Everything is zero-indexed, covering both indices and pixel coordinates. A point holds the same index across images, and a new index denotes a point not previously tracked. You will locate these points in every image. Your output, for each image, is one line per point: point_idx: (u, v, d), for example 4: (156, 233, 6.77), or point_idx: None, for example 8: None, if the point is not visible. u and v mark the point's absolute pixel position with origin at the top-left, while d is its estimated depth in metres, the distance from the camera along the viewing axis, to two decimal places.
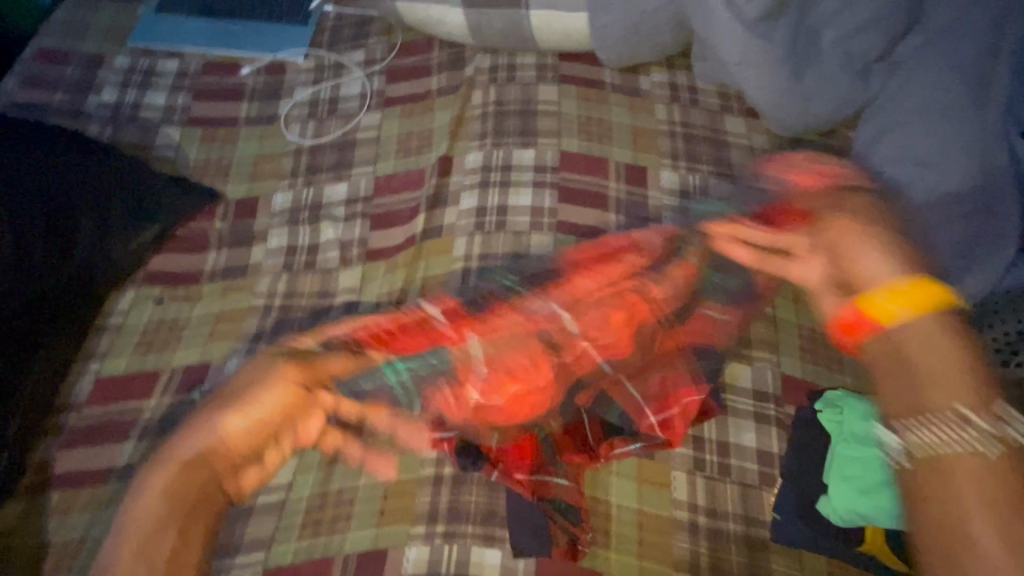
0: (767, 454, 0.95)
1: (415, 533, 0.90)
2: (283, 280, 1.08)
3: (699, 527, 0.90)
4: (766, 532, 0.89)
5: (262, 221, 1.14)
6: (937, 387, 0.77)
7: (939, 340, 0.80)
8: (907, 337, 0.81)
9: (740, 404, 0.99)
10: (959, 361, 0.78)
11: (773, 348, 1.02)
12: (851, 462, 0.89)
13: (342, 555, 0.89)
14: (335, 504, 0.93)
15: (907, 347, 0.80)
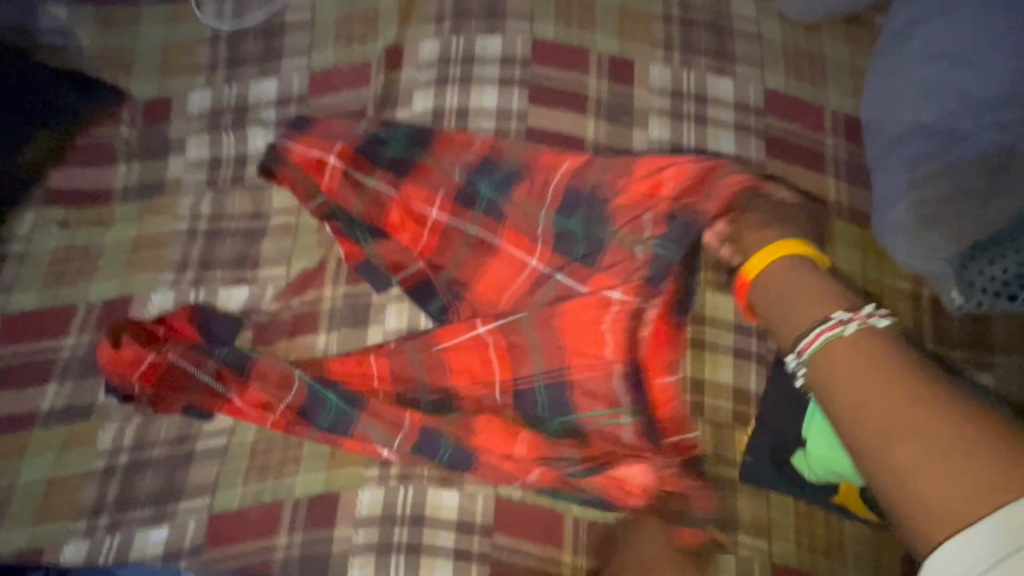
0: (743, 391, 0.87)
1: (368, 476, 0.85)
2: (207, 199, 0.93)
3: (674, 465, 0.83)
4: (735, 472, 0.85)
5: (178, 127, 0.96)
6: (856, 383, 0.62)
7: (869, 348, 0.64)
8: (831, 364, 0.65)
9: (718, 339, 0.90)
10: (882, 359, 0.63)
11: None
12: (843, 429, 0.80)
13: (292, 498, 0.85)
14: (283, 447, 0.86)
15: (839, 363, 0.65)
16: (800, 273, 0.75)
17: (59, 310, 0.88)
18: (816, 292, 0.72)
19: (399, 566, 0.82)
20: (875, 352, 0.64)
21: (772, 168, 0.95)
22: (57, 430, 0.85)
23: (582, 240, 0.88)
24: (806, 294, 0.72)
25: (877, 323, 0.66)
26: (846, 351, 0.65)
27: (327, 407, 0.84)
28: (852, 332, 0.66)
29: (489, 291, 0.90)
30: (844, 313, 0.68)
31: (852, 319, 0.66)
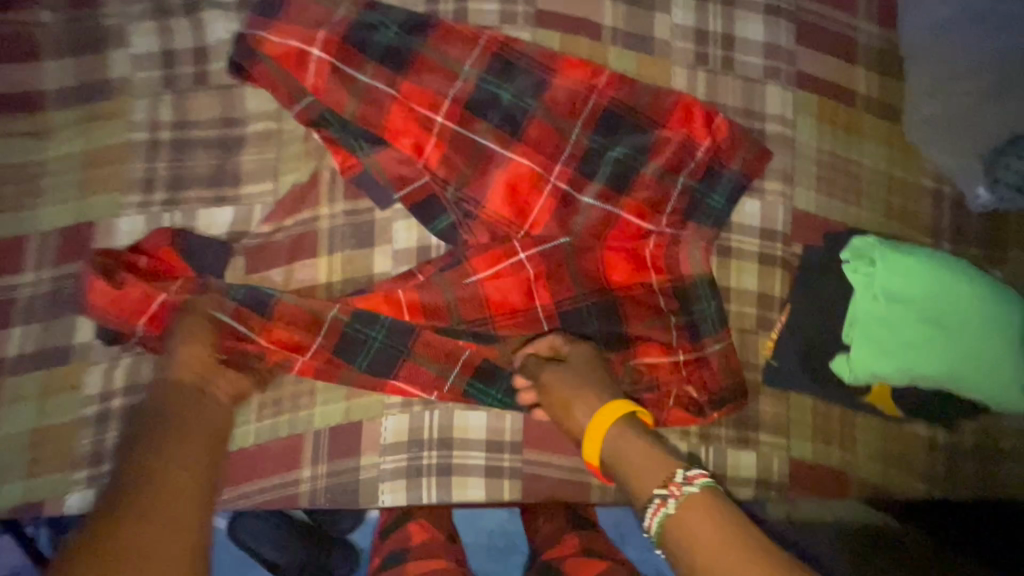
0: (767, 297, 0.87)
1: (390, 403, 0.82)
2: (165, 103, 0.78)
3: (697, 365, 0.84)
4: (758, 376, 0.86)
5: (113, 10, 0.78)
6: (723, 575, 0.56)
7: (714, 512, 0.61)
8: (684, 526, 0.61)
9: (745, 245, 0.86)
10: (716, 532, 0.59)
11: (788, 177, 0.87)
12: (893, 329, 0.76)
13: (311, 431, 0.80)
14: (295, 381, 0.80)
15: (690, 532, 0.60)
16: (636, 442, 0.71)
17: (7, 242, 0.75)
18: (648, 453, 0.69)
19: (432, 487, 0.82)
20: (722, 519, 0.60)
21: (802, 57, 0.88)
22: (33, 377, 0.76)
23: (610, 146, 0.83)
24: (645, 460, 0.68)
25: (690, 491, 0.63)
26: (694, 517, 0.61)
27: (363, 348, 0.79)
28: (676, 511, 0.62)
29: (509, 210, 0.81)
30: (664, 485, 0.64)
31: (670, 495, 0.63)
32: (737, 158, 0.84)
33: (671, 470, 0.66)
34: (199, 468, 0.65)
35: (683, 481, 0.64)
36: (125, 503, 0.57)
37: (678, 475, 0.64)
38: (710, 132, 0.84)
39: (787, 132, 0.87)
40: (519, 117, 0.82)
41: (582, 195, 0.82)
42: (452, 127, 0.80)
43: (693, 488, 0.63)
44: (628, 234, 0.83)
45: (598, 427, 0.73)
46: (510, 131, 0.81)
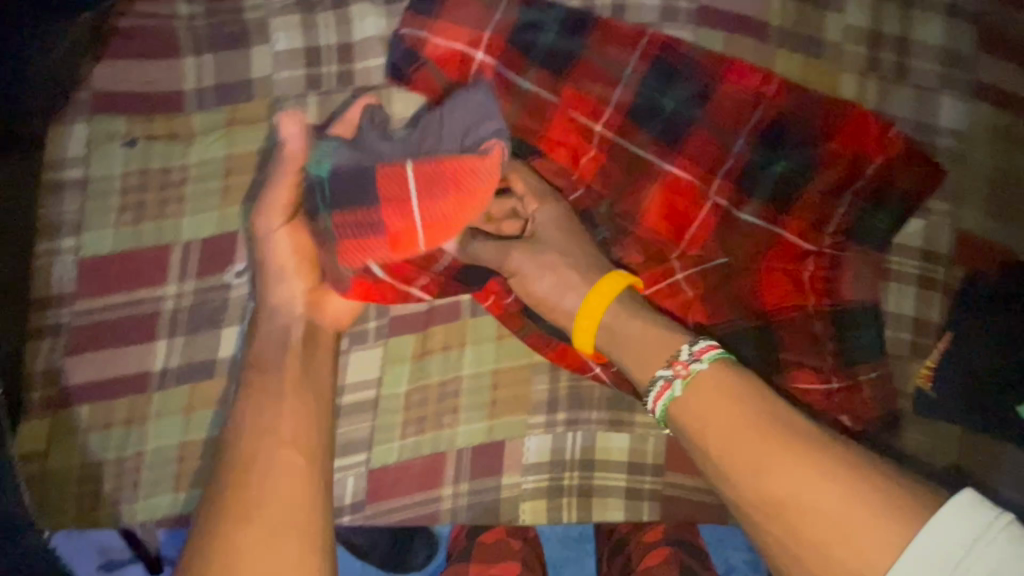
0: (924, 322, 0.82)
1: (534, 423, 0.80)
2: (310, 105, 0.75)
3: (851, 393, 0.80)
4: (911, 405, 0.82)
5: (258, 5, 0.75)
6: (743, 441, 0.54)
7: (731, 383, 0.57)
8: (695, 403, 0.58)
9: (904, 266, 0.82)
10: (738, 404, 0.56)
11: (953, 195, 0.82)
12: None
13: (454, 449, 0.79)
14: (438, 397, 0.78)
15: (702, 408, 0.57)
16: (634, 321, 0.66)
17: (150, 252, 0.72)
18: (652, 333, 0.64)
19: (572, 507, 0.81)
20: (737, 394, 0.57)
21: (980, 66, 0.82)
22: (178, 391, 0.73)
23: (775, 159, 0.77)
24: (646, 337, 0.64)
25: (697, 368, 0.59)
26: (710, 390, 0.58)
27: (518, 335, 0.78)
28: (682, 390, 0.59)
29: (665, 227, 0.77)
30: (668, 366, 0.61)
31: (677, 376, 0.59)
32: (907, 173, 0.79)
33: (677, 347, 0.62)
34: (282, 423, 0.62)
35: (686, 349, 0.61)
36: (214, 497, 0.58)
37: (682, 348, 0.61)
38: (881, 146, 0.78)
39: (958, 147, 0.82)
40: (681, 127, 0.76)
41: (741, 212, 0.77)
42: (611, 137, 0.76)
43: (703, 365, 0.59)
44: (788, 255, 0.79)
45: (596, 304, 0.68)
46: (671, 142, 0.76)
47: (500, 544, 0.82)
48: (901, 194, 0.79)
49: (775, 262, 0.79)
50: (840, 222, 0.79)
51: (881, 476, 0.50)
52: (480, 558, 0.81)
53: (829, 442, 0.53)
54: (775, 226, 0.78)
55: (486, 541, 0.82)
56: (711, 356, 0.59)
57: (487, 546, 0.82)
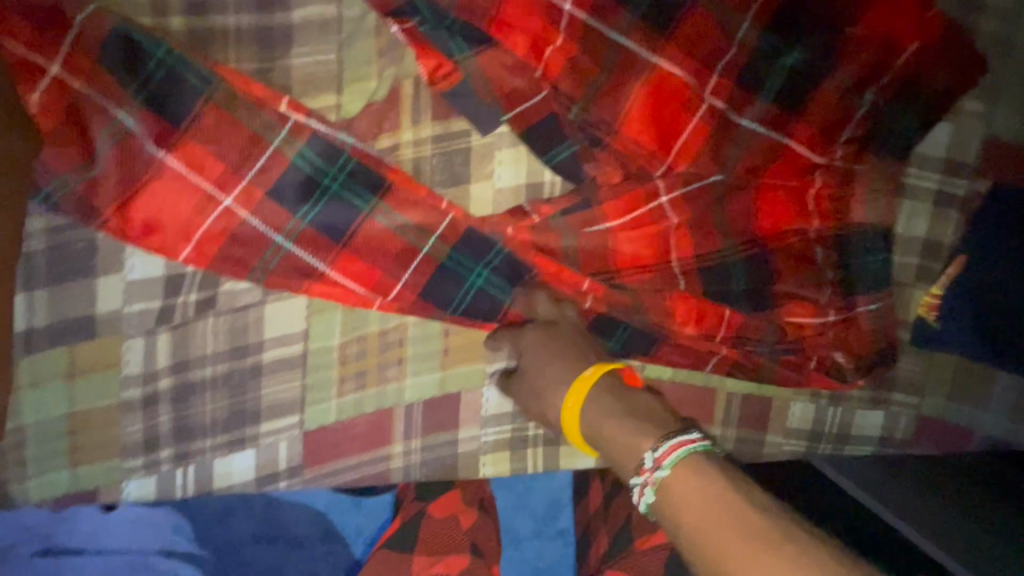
0: (935, 245, 0.72)
1: (493, 371, 0.69)
2: None
3: (847, 329, 0.71)
4: (906, 334, 0.75)
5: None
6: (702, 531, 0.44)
7: (699, 482, 0.46)
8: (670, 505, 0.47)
9: (921, 182, 0.70)
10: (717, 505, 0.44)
11: (990, 93, 0.69)
12: None
13: (402, 404, 0.68)
14: (379, 349, 0.66)
15: (676, 516, 0.46)
16: (610, 424, 0.55)
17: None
18: (617, 434, 0.53)
19: (538, 457, 0.73)
20: (716, 486, 0.46)
21: None
22: (50, 354, 0.59)
23: (786, 50, 0.62)
24: (619, 437, 0.53)
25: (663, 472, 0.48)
26: (684, 493, 0.46)
27: (463, 285, 0.62)
28: (656, 499, 0.48)
29: (649, 137, 0.62)
30: (639, 472, 0.50)
31: (643, 480, 0.49)
32: (941, 67, 0.65)
33: (640, 450, 0.51)
34: None
35: (653, 452, 0.50)
36: None
37: (645, 455, 0.50)
38: (916, 32, 0.63)
39: (1003, 30, 0.67)
40: (671, 7, 0.60)
41: (741, 117, 0.63)
42: (584, 18, 0.59)
43: (667, 474, 0.48)
44: (791, 171, 0.66)
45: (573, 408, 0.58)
46: (660, 26, 0.60)
47: (451, 520, 0.71)
48: (932, 94, 0.65)
49: (776, 179, 0.66)
50: (856, 128, 0.65)
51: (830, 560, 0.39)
52: (432, 540, 0.70)
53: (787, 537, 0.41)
54: (780, 135, 0.64)
55: (436, 515, 0.71)
56: (674, 463, 0.48)
57: (437, 517, 0.71)
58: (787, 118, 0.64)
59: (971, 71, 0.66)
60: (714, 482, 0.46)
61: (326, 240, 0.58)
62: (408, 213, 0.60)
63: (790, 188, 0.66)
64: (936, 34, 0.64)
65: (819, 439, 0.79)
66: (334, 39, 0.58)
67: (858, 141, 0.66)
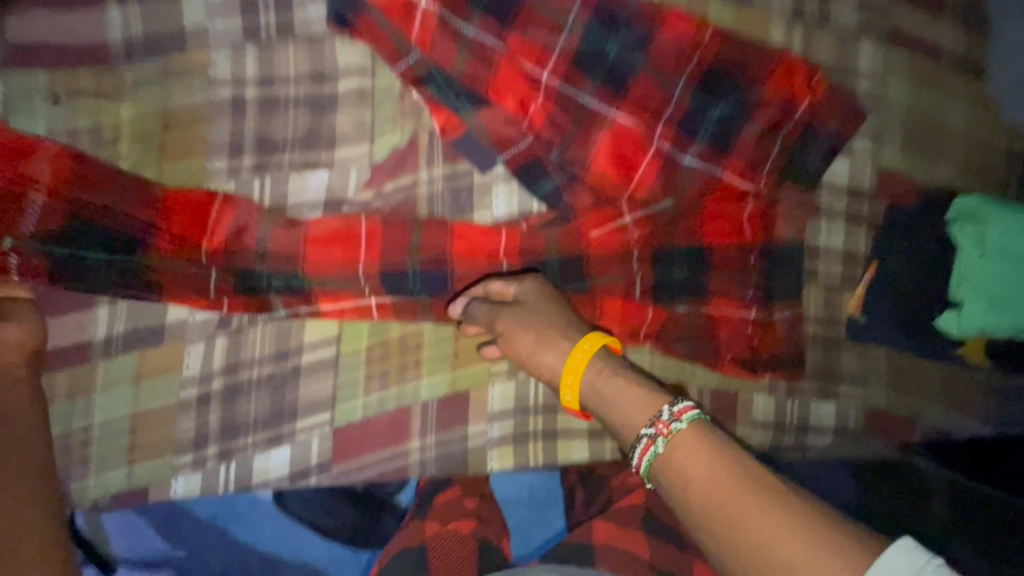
0: (853, 255, 0.89)
1: (497, 371, 0.81)
2: (249, 56, 0.72)
3: (764, 328, 0.85)
4: (842, 331, 0.89)
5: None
6: (702, 480, 0.56)
7: (707, 438, 0.59)
8: (679, 455, 0.59)
9: (833, 204, 0.88)
10: (722, 461, 0.57)
11: (875, 135, 0.88)
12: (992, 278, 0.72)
13: (420, 402, 0.79)
14: (400, 351, 0.78)
15: (685, 465, 0.58)
16: (617, 382, 0.68)
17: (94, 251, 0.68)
18: (631, 395, 0.66)
19: (538, 452, 0.83)
20: (718, 447, 0.58)
21: (895, 14, 0.89)
22: (125, 357, 0.71)
23: (714, 104, 0.81)
24: (632, 396, 0.65)
25: (676, 428, 0.60)
26: (688, 449, 0.59)
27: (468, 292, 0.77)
28: (665, 450, 0.60)
29: (614, 171, 0.79)
30: (652, 424, 0.62)
31: (659, 433, 0.61)
32: (834, 116, 0.84)
33: (657, 408, 0.64)
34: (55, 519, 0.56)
35: (670, 405, 0.63)
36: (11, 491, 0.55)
37: (662, 408, 0.62)
38: (812, 91, 0.83)
39: (876, 90, 0.88)
40: (625, 75, 0.78)
41: (684, 155, 0.81)
42: (558, 85, 0.77)
43: (682, 427, 0.60)
44: (728, 196, 0.83)
45: (582, 364, 0.70)
46: (616, 89, 0.78)
47: (455, 502, 0.77)
48: (829, 135, 0.84)
49: (714, 204, 0.83)
50: (775, 163, 0.83)
51: (809, 508, 0.52)
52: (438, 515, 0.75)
53: (780, 485, 0.54)
54: (715, 170, 0.82)
55: (441, 500, 0.77)
56: (689, 419, 0.60)
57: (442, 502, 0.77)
58: (720, 156, 0.82)
59: (856, 119, 0.85)
60: (715, 440, 0.59)
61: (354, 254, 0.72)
62: (426, 231, 0.75)
63: (728, 210, 0.83)
64: (827, 91, 0.84)
65: (783, 430, 0.90)
66: (368, 104, 0.76)
67: (777, 172, 0.84)
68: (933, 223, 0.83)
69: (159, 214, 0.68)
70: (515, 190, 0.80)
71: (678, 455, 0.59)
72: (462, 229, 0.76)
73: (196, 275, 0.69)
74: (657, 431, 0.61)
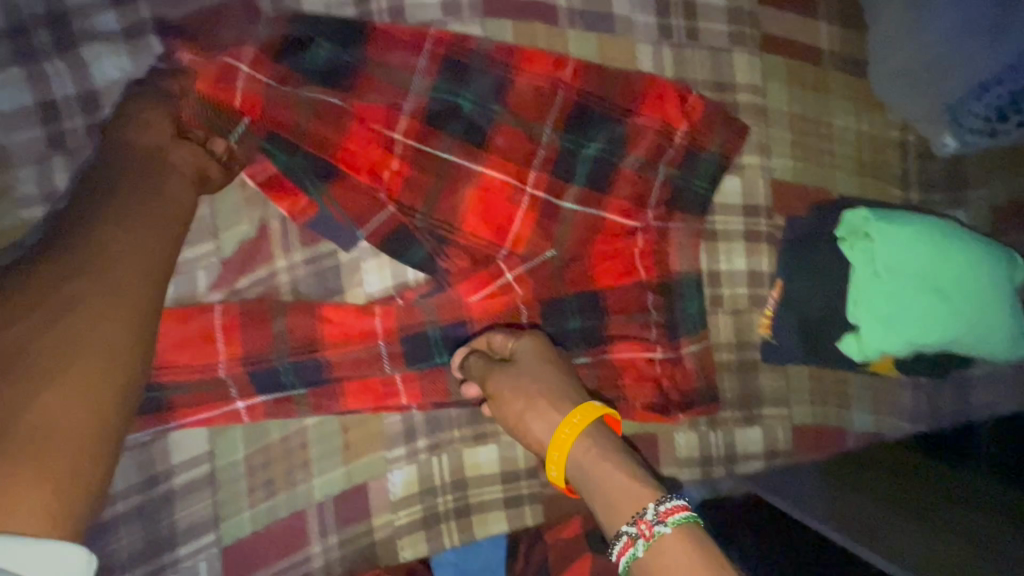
0: (758, 274, 0.85)
1: (394, 457, 0.76)
2: (60, 166, 0.65)
3: (673, 367, 0.81)
4: (757, 354, 0.86)
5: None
6: None
7: (701, 551, 0.53)
8: (663, 565, 0.53)
9: (729, 225, 0.84)
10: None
11: (763, 148, 0.85)
12: (883, 297, 0.72)
13: (314, 503, 0.74)
14: (284, 454, 0.72)
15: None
16: (609, 466, 0.60)
17: None
18: (614, 484, 0.59)
19: (452, 531, 0.78)
20: (710, 561, 0.52)
21: (765, 19, 0.85)
22: None
23: (584, 144, 0.76)
24: (619, 483, 0.59)
25: (662, 532, 0.55)
26: (671, 559, 0.53)
27: (350, 377, 0.72)
28: (645, 555, 0.55)
29: (484, 228, 0.74)
30: (634, 521, 0.56)
31: (640, 534, 0.55)
32: (715, 135, 0.80)
33: (644, 502, 0.57)
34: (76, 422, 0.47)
35: (659, 500, 0.57)
36: None
37: (650, 507, 0.56)
38: (688, 112, 0.79)
39: (757, 101, 0.84)
40: (483, 126, 0.73)
41: (561, 200, 0.76)
42: (411, 149, 0.72)
43: (667, 531, 0.54)
44: (614, 236, 0.78)
45: (574, 434, 0.63)
46: (475, 143, 0.73)
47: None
48: (713, 156, 0.81)
49: (602, 245, 0.78)
50: (660, 194, 0.79)
51: None
52: None
53: None
54: (598, 210, 0.77)
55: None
56: (678, 522, 0.55)
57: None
58: (600, 196, 0.77)
59: (739, 133, 0.81)
60: (706, 555, 0.53)
61: (211, 358, 0.68)
62: (291, 318, 0.70)
63: (615, 249, 0.79)
64: (705, 109, 0.80)
65: (710, 463, 0.86)
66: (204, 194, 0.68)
67: (664, 203, 0.79)
68: (821, 241, 0.78)
69: None
70: (385, 263, 0.75)
71: (660, 563, 0.54)
72: (332, 312, 0.71)
73: None
74: (639, 530, 0.56)
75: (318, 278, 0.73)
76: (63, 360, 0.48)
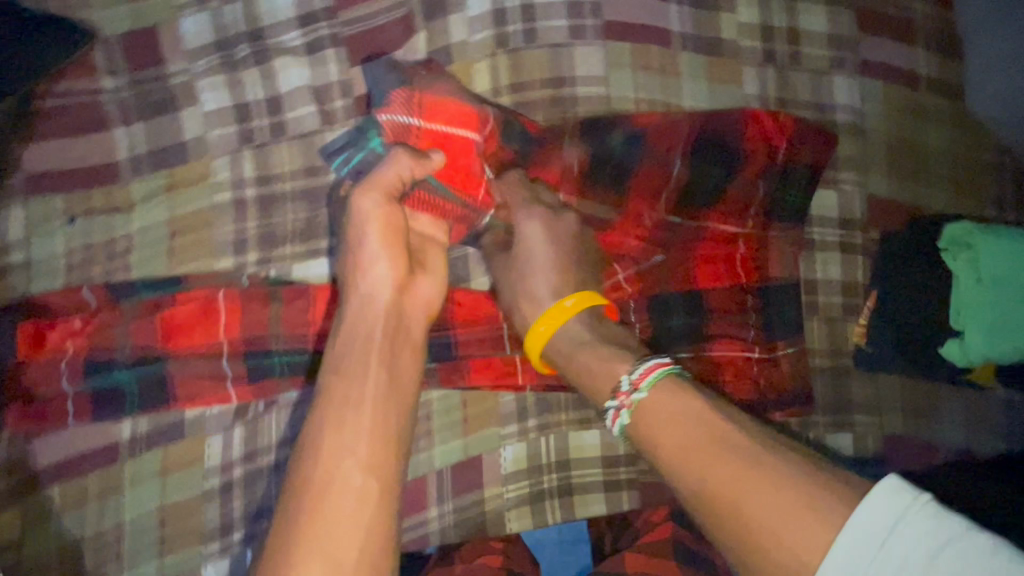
0: (852, 284, 0.89)
1: (507, 433, 0.82)
2: (247, 159, 0.77)
3: (769, 366, 0.85)
4: (850, 361, 0.89)
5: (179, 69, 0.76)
6: (675, 446, 0.59)
7: (678, 403, 0.61)
8: (647, 425, 0.62)
9: (825, 238, 0.88)
10: (697, 424, 0.58)
11: (860, 166, 0.89)
12: (988, 307, 0.74)
13: (434, 471, 0.81)
14: (411, 423, 0.80)
15: (658, 432, 0.60)
16: (588, 349, 0.71)
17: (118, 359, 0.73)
18: (594, 360, 0.70)
19: (555, 509, 0.83)
20: (690, 410, 0.60)
21: (865, 45, 0.90)
22: (150, 456, 0.74)
23: (688, 156, 0.82)
24: (598, 364, 0.69)
25: (638, 396, 0.64)
26: (659, 411, 0.62)
27: (474, 355, 0.80)
28: (630, 418, 0.64)
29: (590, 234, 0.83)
30: (615, 397, 0.66)
31: (621, 403, 0.65)
32: (806, 152, 0.86)
33: (621, 373, 0.67)
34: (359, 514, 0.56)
35: (631, 369, 0.66)
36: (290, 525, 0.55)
37: (623, 379, 0.66)
38: (780, 128, 0.85)
39: (855, 121, 0.89)
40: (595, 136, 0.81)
41: (661, 209, 0.83)
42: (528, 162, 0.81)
43: (640, 394, 0.63)
44: (715, 241, 0.84)
45: (551, 324, 0.74)
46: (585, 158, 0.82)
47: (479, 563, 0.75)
48: (803, 172, 0.86)
49: (704, 249, 0.84)
50: (755, 206, 0.84)
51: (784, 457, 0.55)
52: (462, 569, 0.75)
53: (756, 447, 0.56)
54: (697, 218, 0.83)
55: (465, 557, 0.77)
56: (649, 383, 0.63)
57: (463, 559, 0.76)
58: (700, 205, 0.83)
59: (828, 150, 0.86)
60: (687, 405, 0.61)
61: None
62: (427, 301, 0.79)
63: (716, 254, 0.84)
64: (798, 127, 0.85)
65: None
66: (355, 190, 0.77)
67: (759, 213, 0.85)
68: (923, 246, 0.83)
69: (182, 321, 0.73)
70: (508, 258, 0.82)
71: (650, 423, 0.62)
72: (460, 296, 0.80)
73: (212, 367, 0.74)
74: (618, 400, 0.65)
75: (450, 267, 0.81)
76: (335, 474, 0.58)
